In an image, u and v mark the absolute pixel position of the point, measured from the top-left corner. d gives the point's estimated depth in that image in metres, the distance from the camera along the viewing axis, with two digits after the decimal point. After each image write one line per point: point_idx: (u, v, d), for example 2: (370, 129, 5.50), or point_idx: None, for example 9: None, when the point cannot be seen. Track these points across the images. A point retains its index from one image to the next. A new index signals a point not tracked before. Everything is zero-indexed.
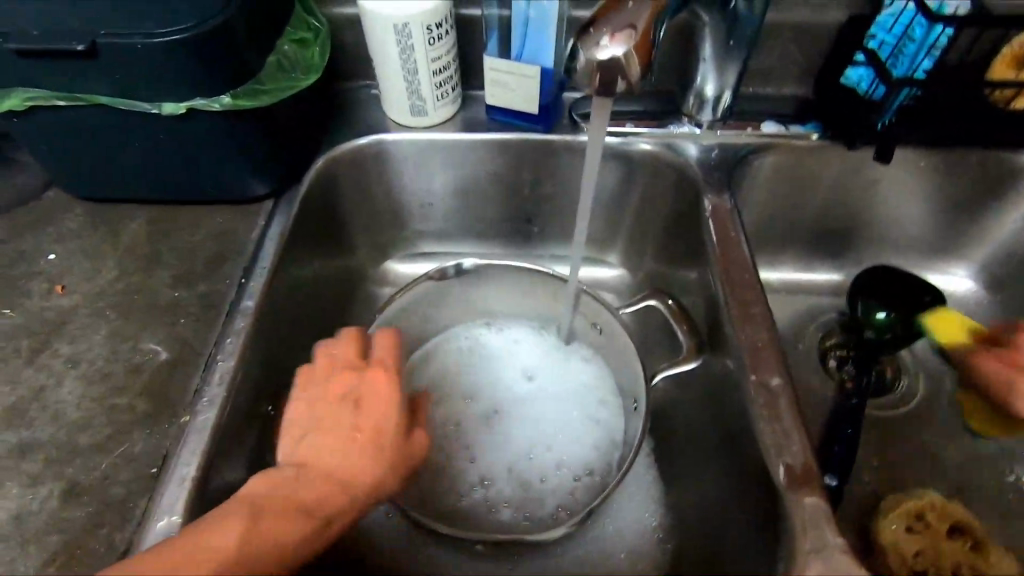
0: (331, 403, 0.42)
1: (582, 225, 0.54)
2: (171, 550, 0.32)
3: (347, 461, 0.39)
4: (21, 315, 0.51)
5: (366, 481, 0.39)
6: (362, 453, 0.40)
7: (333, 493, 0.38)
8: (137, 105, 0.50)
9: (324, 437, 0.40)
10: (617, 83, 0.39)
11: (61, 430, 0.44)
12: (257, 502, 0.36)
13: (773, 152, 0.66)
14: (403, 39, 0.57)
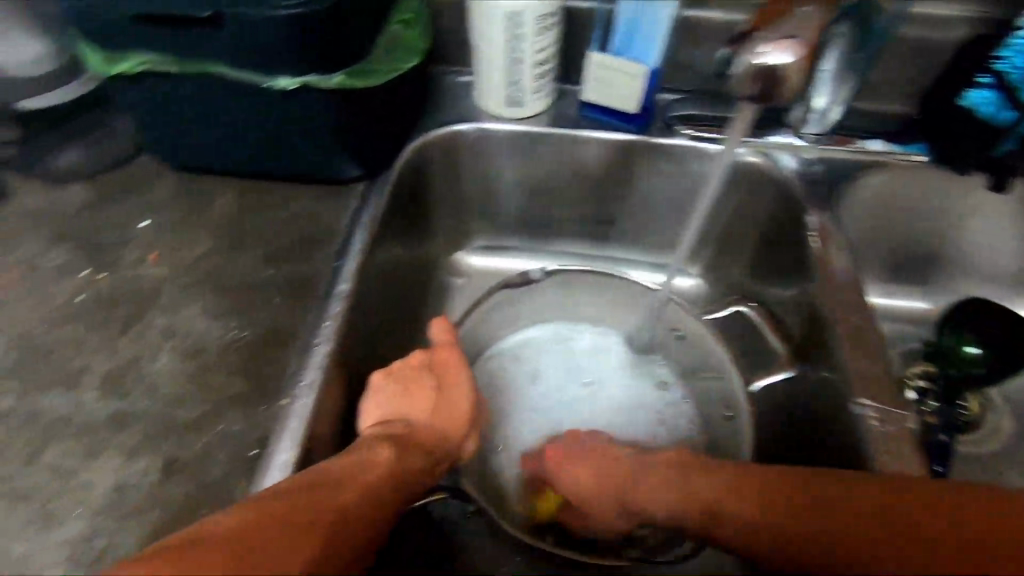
0: (413, 371, 0.47)
1: (693, 229, 0.54)
2: (345, 465, 0.37)
3: (448, 417, 0.46)
4: (114, 281, 0.50)
5: (460, 433, 0.46)
6: (456, 411, 0.47)
7: (438, 440, 0.45)
8: (250, 77, 0.48)
9: (420, 396, 0.46)
10: (777, 91, 0.37)
11: (158, 402, 0.43)
12: (395, 439, 0.42)
13: (878, 172, 0.64)
14: (514, 27, 0.55)
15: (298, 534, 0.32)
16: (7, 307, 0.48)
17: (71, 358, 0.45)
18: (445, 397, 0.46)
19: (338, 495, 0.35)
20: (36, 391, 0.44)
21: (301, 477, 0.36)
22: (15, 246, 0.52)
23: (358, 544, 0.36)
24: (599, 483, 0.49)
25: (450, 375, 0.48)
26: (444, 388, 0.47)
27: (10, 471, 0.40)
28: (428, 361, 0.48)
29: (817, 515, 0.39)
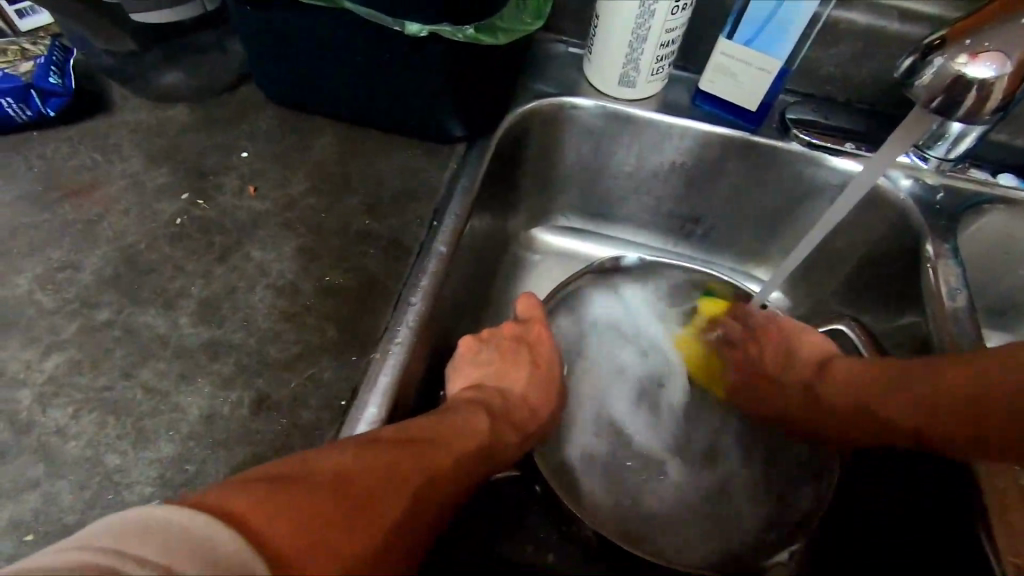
0: (508, 347, 0.48)
1: (806, 242, 0.52)
2: (448, 423, 0.38)
3: (533, 391, 0.47)
4: (213, 208, 0.50)
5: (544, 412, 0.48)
6: (543, 389, 0.48)
7: (526, 415, 0.46)
8: (380, 20, 0.46)
9: (510, 370, 0.47)
10: (967, 103, 0.36)
11: (253, 337, 0.43)
12: (488, 404, 0.44)
13: (1008, 211, 0.59)
14: (648, 2, 0.52)
15: (395, 486, 0.32)
16: (110, 219, 0.48)
17: (169, 279, 0.45)
18: (535, 371, 0.48)
19: (434, 456, 0.35)
20: (134, 306, 0.44)
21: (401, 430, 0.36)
22: (119, 159, 0.52)
23: (442, 508, 0.35)
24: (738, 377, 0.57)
25: (541, 353, 0.49)
26: (535, 364, 0.48)
27: (105, 381, 0.40)
28: (524, 332, 0.50)
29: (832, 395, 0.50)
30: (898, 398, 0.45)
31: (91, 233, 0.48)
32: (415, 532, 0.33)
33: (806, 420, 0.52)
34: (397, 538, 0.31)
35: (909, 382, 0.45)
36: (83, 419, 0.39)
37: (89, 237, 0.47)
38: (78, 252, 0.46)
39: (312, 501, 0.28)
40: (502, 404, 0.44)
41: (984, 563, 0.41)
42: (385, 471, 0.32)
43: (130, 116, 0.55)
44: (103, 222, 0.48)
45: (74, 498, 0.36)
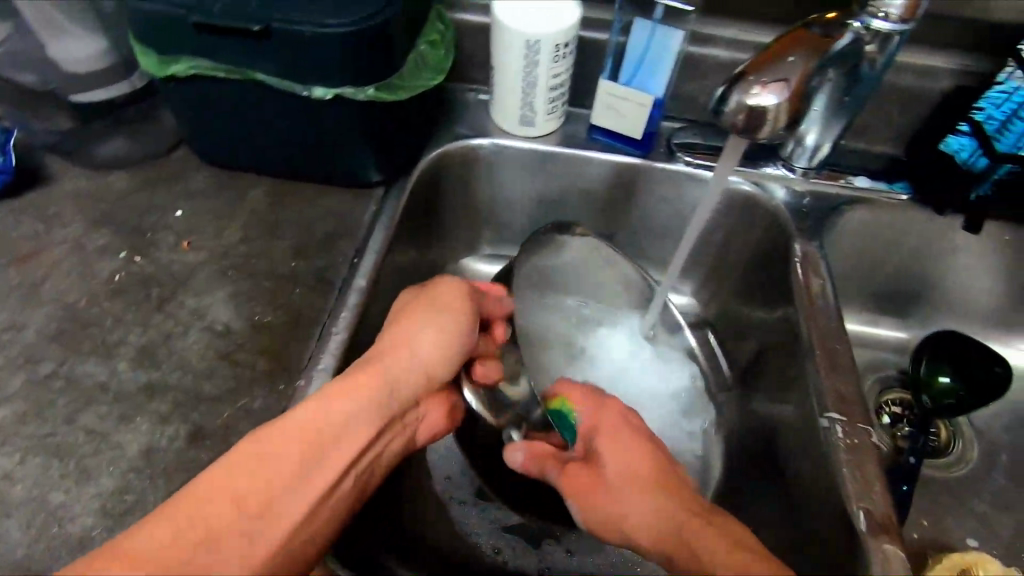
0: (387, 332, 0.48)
1: (682, 251, 0.59)
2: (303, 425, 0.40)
3: (421, 346, 0.47)
4: (151, 264, 0.55)
5: (442, 371, 0.48)
6: (427, 352, 0.47)
7: (416, 382, 0.46)
8: (290, 87, 0.53)
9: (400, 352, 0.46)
10: (763, 128, 0.43)
11: (188, 376, 0.48)
12: (369, 384, 0.43)
13: (865, 208, 0.68)
14: (531, 54, 0.60)
15: (193, 531, 0.35)
16: (51, 281, 0.53)
17: (109, 331, 0.50)
18: (403, 341, 0.46)
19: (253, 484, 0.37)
20: (75, 358, 0.48)
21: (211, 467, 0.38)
22: (60, 226, 0.57)
23: (294, 510, 0.38)
24: (638, 466, 0.46)
25: (403, 326, 0.47)
26: (405, 342, 0.46)
27: (50, 427, 0.44)
28: (402, 305, 0.50)
29: (629, 538, 0.44)
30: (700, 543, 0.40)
31: (35, 295, 0.52)
32: (255, 543, 0.36)
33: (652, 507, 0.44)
34: (212, 569, 0.35)
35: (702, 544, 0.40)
36: (28, 463, 0.43)
37: (32, 299, 0.51)
38: (22, 314, 0.50)
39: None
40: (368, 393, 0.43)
41: (851, 522, 0.45)
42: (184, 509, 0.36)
43: (69, 185, 0.60)
44: (45, 284, 0.53)
45: (22, 534, 0.40)
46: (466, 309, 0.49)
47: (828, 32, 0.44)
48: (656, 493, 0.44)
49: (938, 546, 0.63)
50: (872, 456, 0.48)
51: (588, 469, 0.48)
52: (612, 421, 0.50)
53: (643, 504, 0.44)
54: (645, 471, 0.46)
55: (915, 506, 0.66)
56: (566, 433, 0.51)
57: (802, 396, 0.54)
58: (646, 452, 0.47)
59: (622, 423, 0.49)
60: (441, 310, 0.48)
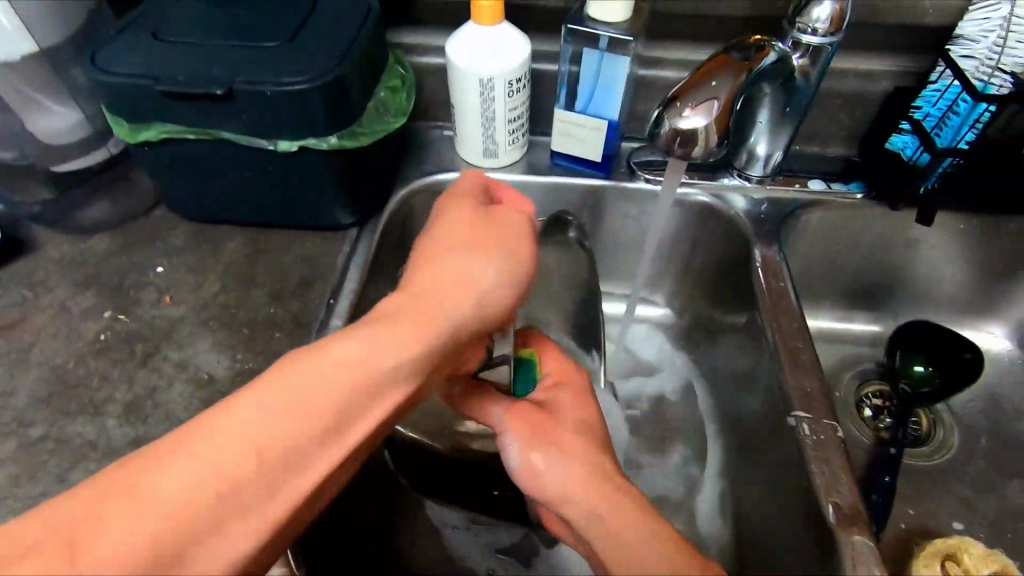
0: (443, 261, 0.44)
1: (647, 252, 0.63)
2: (339, 357, 0.37)
3: (471, 274, 0.43)
4: (135, 321, 0.57)
5: (498, 309, 0.45)
6: (490, 290, 0.43)
7: (470, 312, 0.42)
8: (256, 142, 0.55)
9: (451, 282, 0.42)
10: (695, 147, 0.46)
11: (174, 427, 0.49)
12: (412, 313, 0.40)
13: (821, 209, 0.71)
14: (486, 91, 0.63)
15: (217, 477, 0.32)
16: (39, 346, 0.55)
17: (95, 390, 0.52)
18: (456, 275, 0.43)
19: (291, 426, 0.34)
20: (64, 419, 0.50)
21: (240, 401, 0.34)
22: (45, 292, 0.59)
23: (323, 460, 0.36)
24: (585, 428, 0.48)
25: (463, 259, 0.44)
26: (466, 275, 0.43)
27: (42, 488, 0.46)
28: (457, 230, 0.46)
29: (556, 491, 0.44)
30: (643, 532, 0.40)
31: (23, 361, 0.54)
32: (285, 492, 0.34)
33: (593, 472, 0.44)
34: (227, 521, 0.32)
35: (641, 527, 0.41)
36: None
37: (21, 365, 0.53)
38: (12, 380, 0.52)
39: (94, 528, 0.29)
40: (420, 333, 0.39)
41: (821, 515, 0.47)
42: (209, 443, 0.33)
43: (54, 252, 0.62)
44: (33, 349, 0.55)
45: None
46: (526, 250, 0.47)
47: (748, 54, 0.47)
48: (597, 452, 0.46)
49: (925, 534, 0.64)
50: (837, 450, 0.50)
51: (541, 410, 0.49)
52: (578, 385, 0.52)
53: (579, 457, 0.45)
54: (589, 437, 0.47)
55: (899, 496, 0.67)
56: (523, 383, 0.53)
57: (772, 397, 0.56)
58: (595, 416, 0.50)
59: (586, 389, 0.52)
60: (499, 249, 0.46)
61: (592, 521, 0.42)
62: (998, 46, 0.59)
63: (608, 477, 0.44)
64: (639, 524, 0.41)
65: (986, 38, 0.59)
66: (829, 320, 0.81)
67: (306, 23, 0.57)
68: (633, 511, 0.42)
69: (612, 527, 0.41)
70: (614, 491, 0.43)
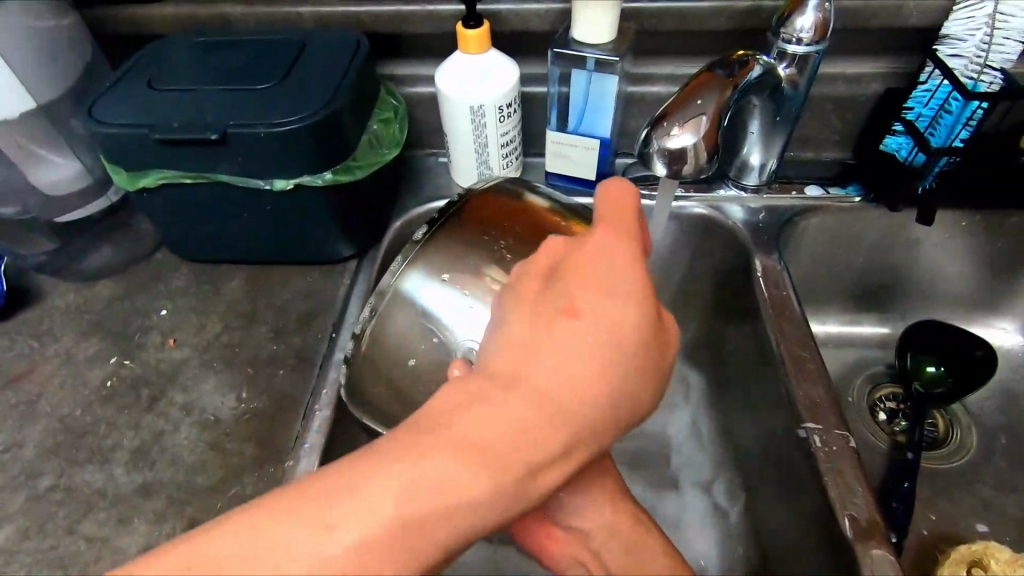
0: (595, 341, 0.33)
1: None
2: (451, 498, 0.29)
3: (610, 383, 0.33)
4: (140, 365, 0.57)
5: (646, 408, 0.35)
6: (629, 407, 0.34)
7: (602, 435, 0.33)
8: (252, 183, 0.56)
9: (588, 396, 0.32)
10: (686, 165, 0.46)
11: (181, 471, 0.50)
12: (536, 437, 0.31)
13: (820, 214, 0.70)
14: (477, 118, 0.63)
15: None
16: (47, 396, 0.55)
17: (103, 437, 0.52)
18: (607, 370, 0.33)
19: (392, 565, 0.28)
20: (73, 468, 0.50)
21: (340, 520, 0.28)
22: (52, 341, 0.60)
23: None
24: None
25: (612, 361, 0.33)
26: (609, 385, 0.33)
27: (53, 540, 0.46)
28: (612, 287, 0.34)
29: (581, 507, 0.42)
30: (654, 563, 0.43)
31: (31, 413, 0.54)
32: None
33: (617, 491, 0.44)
34: None
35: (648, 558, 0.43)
36: None
37: (29, 416, 0.54)
38: (21, 431, 0.53)
39: None
40: (558, 447, 0.32)
41: (838, 530, 0.46)
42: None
43: (58, 301, 0.63)
44: (41, 399, 0.55)
45: None
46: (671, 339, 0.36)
47: (732, 70, 0.48)
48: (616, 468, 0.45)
49: (950, 540, 0.63)
50: (851, 461, 0.49)
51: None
52: None
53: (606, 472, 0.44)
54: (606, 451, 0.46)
55: (919, 502, 0.66)
56: None
57: (781, 408, 0.55)
58: None
59: None
60: (659, 332, 0.35)
61: (610, 536, 0.43)
62: (985, 44, 0.59)
63: (625, 494, 0.44)
64: (652, 557, 0.43)
65: (972, 37, 0.59)
66: (836, 323, 0.80)
67: (297, 63, 0.59)
68: (648, 545, 0.43)
69: (622, 553, 0.43)
70: (633, 511, 0.44)
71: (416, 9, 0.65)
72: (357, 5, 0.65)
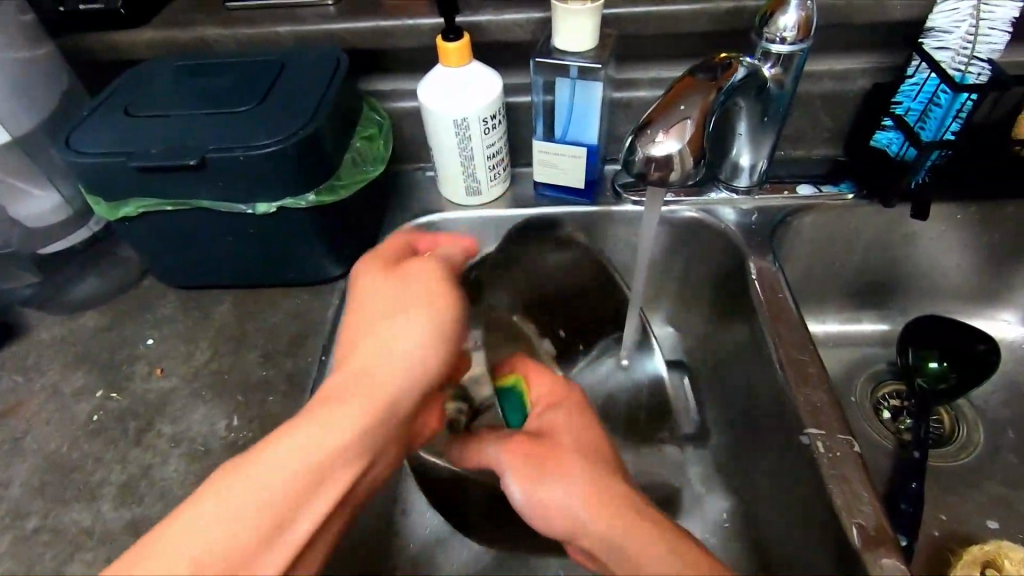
0: (368, 323, 0.44)
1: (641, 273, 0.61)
2: (262, 460, 0.36)
3: (384, 343, 0.42)
4: (127, 397, 0.56)
5: (433, 359, 0.43)
6: (409, 351, 0.42)
7: (393, 382, 0.41)
8: (235, 208, 0.55)
9: (371, 358, 0.41)
10: (673, 171, 0.45)
11: (170, 506, 0.48)
12: (338, 396, 0.39)
13: (814, 213, 0.69)
14: (462, 131, 0.63)
15: None
16: (32, 432, 0.54)
17: (90, 473, 0.51)
18: (381, 335, 0.42)
19: (221, 525, 0.34)
20: (60, 508, 0.49)
21: (185, 505, 0.35)
22: (37, 376, 0.59)
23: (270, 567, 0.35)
24: (580, 439, 0.46)
25: (383, 331, 0.42)
26: (387, 345, 0.42)
27: None
28: (381, 285, 0.46)
29: (562, 512, 0.41)
30: (645, 544, 0.39)
31: (17, 451, 0.53)
32: None
33: (601, 486, 0.42)
34: None
35: (641, 541, 0.39)
36: None
37: (15, 455, 0.53)
38: (6, 470, 0.52)
39: None
40: (361, 398, 0.39)
41: (845, 540, 0.45)
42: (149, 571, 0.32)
43: (43, 335, 0.62)
44: (27, 436, 0.54)
45: None
46: (448, 297, 0.45)
47: (715, 73, 0.47)
48: (602, 467, 0.43)
49: (961, 539, 0.62)
50: (855, 467, 0.48)
51: (537, 441, 0.45)
52: (570, 401, 0.50)
53: (581, 474, 0.42)
54: (588, 446, 0.45)
55: (929, 501, 0.64)
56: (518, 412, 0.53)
57: (783, 412, 0.54)
58: (594, 429, 0.47)
59: (580, 406, 0.49)
60: (428, 297, 0.44)
61: (604, 535, 0.40)
62: (971, 36, 0.58)
63: (608, 485, 0.42)
64: (644, 534, 0.39)
65: (958, 29, 0.58)
66: (836, 322, 0.79)
67: (276, 84, 0.58)
68: (636, 524, 0.40)
69: (619, 541, 0.39)
70: (620, 500, 0.41)
71: (395, 24, 0.64)
72: (336, 22, 0.64)
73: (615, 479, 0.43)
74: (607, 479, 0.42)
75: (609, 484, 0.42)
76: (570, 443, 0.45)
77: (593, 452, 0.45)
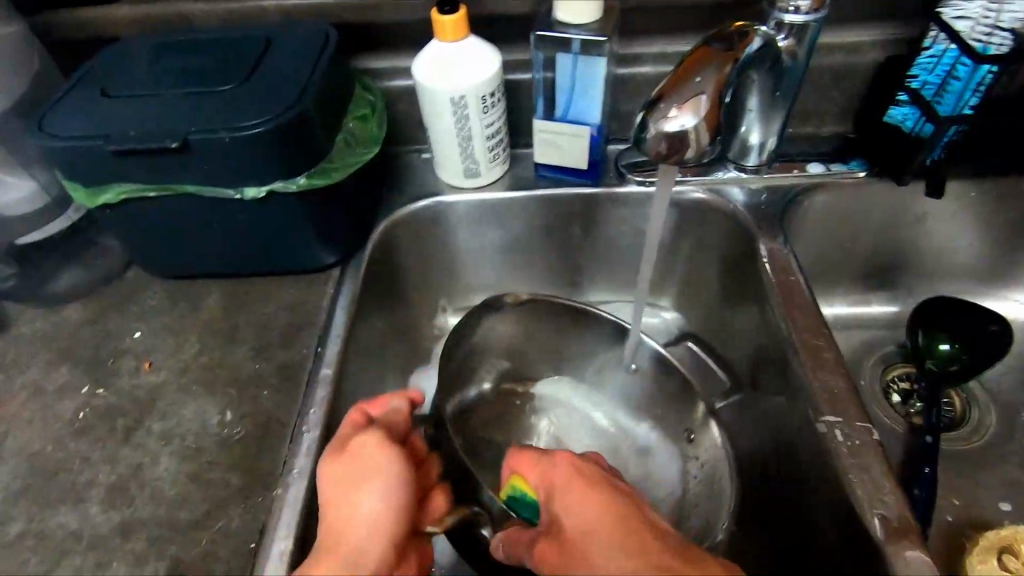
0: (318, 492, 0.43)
1: (650, 258, 0.58)
2: None
3: (334, 514, 0.41)
4: (114, 394, 0.54)
5: (380, 512, 0.42)
6: (355, 513, 0.41)
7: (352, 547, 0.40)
8: (222, 193, 0.52)
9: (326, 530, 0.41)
10: (688, 149, 0.43)
11: (161, 507, 0.46)
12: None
13: (824, 192, 0.67)
14: (459, 109, 0.60)
15: None
16: (15, 433, 0.52)
17: (77, 474, 0.49)
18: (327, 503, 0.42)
19: None
20: (45, 511, 0.47)
21: None
22: (18, 372, 0.56)
23: None
24: (591, 513, 0.41)
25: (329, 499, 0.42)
26: (335, 513, 0.41)
27: None
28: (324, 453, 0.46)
29: None
30: None
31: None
32: None
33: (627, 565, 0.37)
34: None
35: None
36: None
37: None
38: None
39: None
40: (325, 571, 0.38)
41: (866, 531, 0.44)
42: None
43: (24, 329, 0.59)
44: (9, 436, 0.51)
45: None
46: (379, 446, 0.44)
47: (730, 44, 0.44)
48: (620, 538, 0.38)
49: (975, 523, 0.60)
50: (874, 456, 0.47)
51: (553, 537, 0.41)
52: (566, 473, 0.44)
53: (604, 559, 0.38)
54: (601, 517, 0.40)
55: (942, 486, 0.63)
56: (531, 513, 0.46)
57: (798, 397, 0.52)
58: (602, 492, 0.42)
59: (578, 472, 0.44)
60: (359, 448, 0.44)
61: None
62: None
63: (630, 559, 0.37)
64: None
65: None
66: (845, 304, 0.77)
67: (262, 60, 0.55)
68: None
69: None
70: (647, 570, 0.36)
71: None
72: None
73: (635, 543, 0.38)
74: (628, 553, 0.37)
75: (634, 558, 0.37)
76: (583, 526, 0.40)
77: (612, 523, 0.40)
